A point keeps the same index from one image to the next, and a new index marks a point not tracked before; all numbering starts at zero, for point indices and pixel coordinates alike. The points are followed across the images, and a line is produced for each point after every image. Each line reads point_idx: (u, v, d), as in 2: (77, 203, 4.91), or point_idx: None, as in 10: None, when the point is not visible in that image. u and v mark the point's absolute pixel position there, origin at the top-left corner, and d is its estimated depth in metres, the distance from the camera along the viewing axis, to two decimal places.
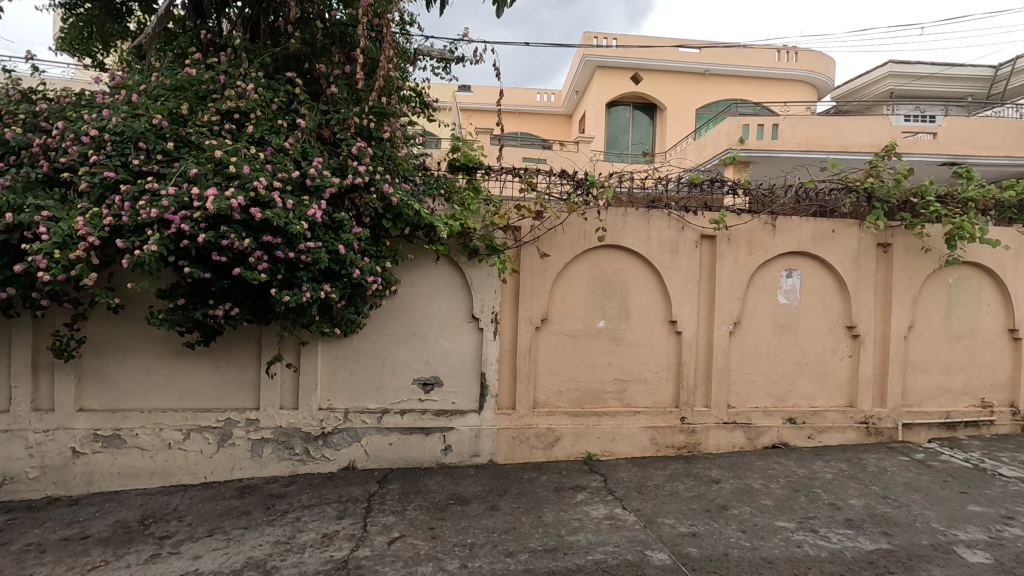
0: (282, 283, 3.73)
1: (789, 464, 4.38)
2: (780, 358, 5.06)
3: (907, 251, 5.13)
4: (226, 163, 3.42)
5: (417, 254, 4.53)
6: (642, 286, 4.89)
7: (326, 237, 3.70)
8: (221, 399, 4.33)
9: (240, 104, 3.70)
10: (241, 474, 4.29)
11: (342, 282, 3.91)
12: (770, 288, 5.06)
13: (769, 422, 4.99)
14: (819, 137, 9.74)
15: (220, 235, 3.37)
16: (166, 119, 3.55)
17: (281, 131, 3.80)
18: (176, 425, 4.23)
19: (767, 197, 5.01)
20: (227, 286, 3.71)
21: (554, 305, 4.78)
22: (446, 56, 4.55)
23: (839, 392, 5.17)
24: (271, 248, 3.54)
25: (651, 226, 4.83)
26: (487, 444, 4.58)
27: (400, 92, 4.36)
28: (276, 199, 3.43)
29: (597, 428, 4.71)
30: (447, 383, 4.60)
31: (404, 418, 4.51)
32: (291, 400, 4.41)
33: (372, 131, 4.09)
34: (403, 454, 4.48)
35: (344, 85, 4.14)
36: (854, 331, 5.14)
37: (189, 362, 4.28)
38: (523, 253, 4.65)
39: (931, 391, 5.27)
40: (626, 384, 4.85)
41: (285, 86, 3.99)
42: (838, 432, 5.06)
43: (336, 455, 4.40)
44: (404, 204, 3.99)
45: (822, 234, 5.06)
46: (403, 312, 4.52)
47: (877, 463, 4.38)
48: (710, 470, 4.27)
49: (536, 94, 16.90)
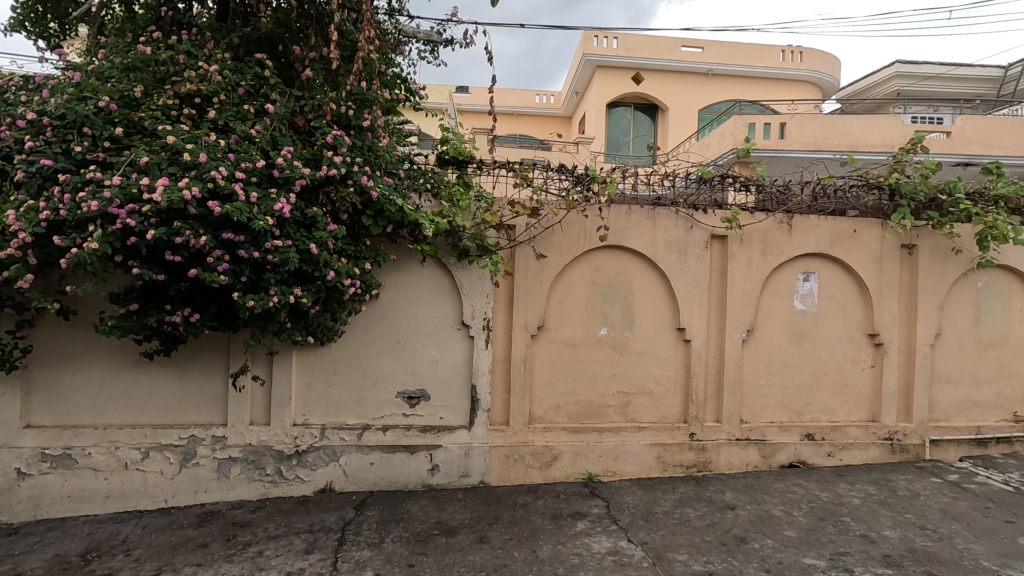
0: (247, 287, 3.35)
1: (810, 486, 3.97)
2: (797, 369, 4.67)
3: (934, 253, 4.74)
4: (181, 151, 3.07)
5: (401, 254, 4.14)
6: (647, 290, 4.50)
7: (297, 236, 3.34)
8: (185, 413, 3.93)
9: (201, 88, 3.33)
10: (205, 498, 3.88)
11: (316, 285, 3.50)
12: (787, 293, 4.67)
13: (785, 438, 4.59)
14: (828, 136, 9.38)
15: (174, 231, 2.99)
16: (116, 102, 3.18)
17: (248, 118, 3.43)
18: (134, 443, 3.83)
19: (781, 195, 4.63)
20: (186, 289, 3.33)
21: (552, 311, 4.38)
22: (433, 38, 4.17)
23: (861, 406, 4.76)
24: (233, 247, 3.17)
25: (657, 225, 4.45)
26: (477, 464, 4.18)
27: (383, 78, 3.98)
28: (238, 190, 3.06)
29: (598, 445, 4.32)
30: (434, 396, 4.20)
31: (386, 436, 4.10)
32: (263, 415, 4.01)
33: (351, 119, 3.70)
34: (385, 475, 4.07)
35: (320, 69, 3.75)
36: (876, 339, 4.75)
37: (150, 373, 3.88)
38: (518, 253, 4.26)
39: (959, 404, 4.88)
40: (631, 397, 4.45)
41: (254, 68, 3.61)
42: (860, 449, 4.67)
43: (311, 477, 4.00)
44: (385, 199, 3.60)
45: (842, 234, 4.68)
46: (386, 318, 4.13)
47: (907, 485, 3.97)
48: (724, 494, 3.86)
49: (536, 96, 16.57)
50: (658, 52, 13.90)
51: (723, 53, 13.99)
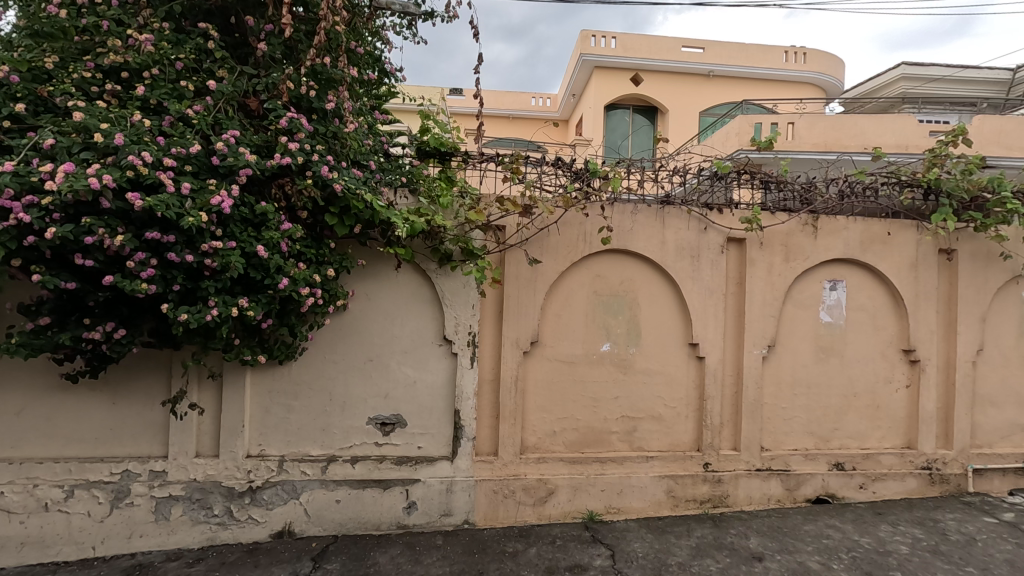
0: (181, 297, 2.81)
1: (846, 529, 3.44)
2: (824, 390, 4.14)
3: (975, 258, 4.23)
4: (95, 130, 2.53)
5: (373, 259, 3.59)
6: (656, 301, 3.97)
7: (243, 236, 2.80)
8: (119, 444, 3.36)
9: (129, 60, 2.80)
10: (140, 545, 3.31)
11: (266, 295, 2.94)
12: (812, 303, 4.14)
13: (811, 469, 4.05)
14: (838, 136, 8.89)
15: (83, 229, 2.45)
16: (18, 74, 2.65)
17: (186, 97, 2.90)
18: (57, 481, 3.25)
19: (806, 193, 4.10)
20: (107, 299, 2.77)
21: (546, 325, 3.83)
22: (411, 10, 3.66)
23: (895, 431, 4.23)
24: (162, 249, 2.64)
25: (666, 226, 3.92)
26: (461, 501, 3.61)
27: (353, 54, 3.42)
28: (165, 180, 2.53)
29: (599, 479, 3.76)
30: (411, 423, 3.64)
31: (355, 469, 3.54)
32: (211, 446, 3.45)
33: (313, 101, 3.14)
34: (354, 515, 3.51)
35: (278, 44, 3.17)
36: (912, 355, 4.22)
37: (77, 399, 3.31)
38: (507, 258, 3.73)
39: (1004, 428, 4.34)
40: (636, 422, 3.91)
41: (197, 38, 3.05)
42: (895, 480, 4.13)
43: (267, 517, 3.42)
44: (351, 193, 3.06)
45: (873, 237, 4.16)
46: (356, 332, 3.58)
47: (959, 528, 3.43)
48: (747, 539, 3.32)
49: (530, 99, 16.10)
50: (658, 52, 13.44)
51: (724, 53, 13.58)
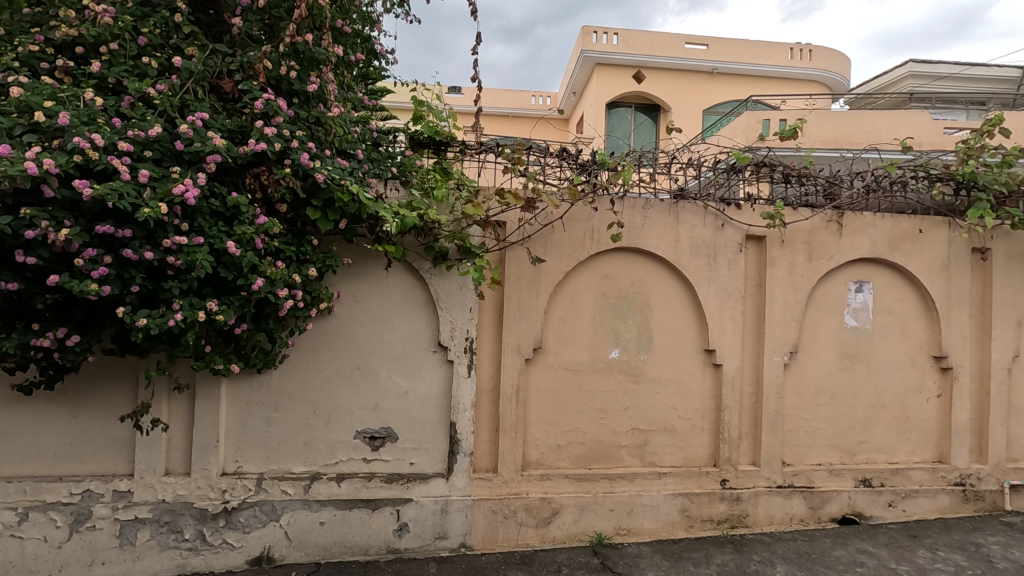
0: (142, 299, 2.50)
1: (882, 556, 3.15)
2: (849, 400, 3.83)
3: (1011, 258, 3.93)
4: (37, 108, 2.22)
5: (360, 257, 3.28)
6: (668, 303, 3.66)
7: (212, 232, 2.49)
8: (80, 461, 3.05)
9: (83, 32, 2.48)
10: (102, 573, 2.99)
11: (239, 297, 2.63)
12: (836, 307, 3.84)
13: (836, 485, 3.74)
14: (848, 133, 8.60)
15: (23, 221, 2.14)
16: None
17: (149, 76, 2.59)
18: (10, 503, 2.94)
19: (830, 188, 3.80)
20: (57, 301, 2.46)
21: (549, 330, 3.52)
22: None
23: (925, 444, 3.93)
24: (117, 245, 2.32)
25: (680, 223, 3.62)
26: (457, 522, 3.30)
27: (339, 32, 3.10)
28: (118, 166, 2.22)
29: (608, 498, 3.45)
30: (403, 437, 3.34)
31: (341, 488, 3.22)
32: (182, 463, 3.14)
33: (293, 83, 2.83)
34: (340, 539, 3.18)
35: (256, 21, 2.84)
36: (944, 362, 3.92)
37: (33, 412, 3.00)
38: (508, 257, 3.42)
39: None
40: (648, 435, 3.60)
41: (161, 9, 2.72)
42: (926, 498, 3.82)
43: (243, 542, 3.10)
44: (335, 184, 2.75)
45: (902, 235, 3.86)
46: (343, 338, 3.27)
47: (1004, 554, 3.16)
48: (773, 568, 3.04)
49: (530, 98, 15.79)
50: (661, 49, 13.14)
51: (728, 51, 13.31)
